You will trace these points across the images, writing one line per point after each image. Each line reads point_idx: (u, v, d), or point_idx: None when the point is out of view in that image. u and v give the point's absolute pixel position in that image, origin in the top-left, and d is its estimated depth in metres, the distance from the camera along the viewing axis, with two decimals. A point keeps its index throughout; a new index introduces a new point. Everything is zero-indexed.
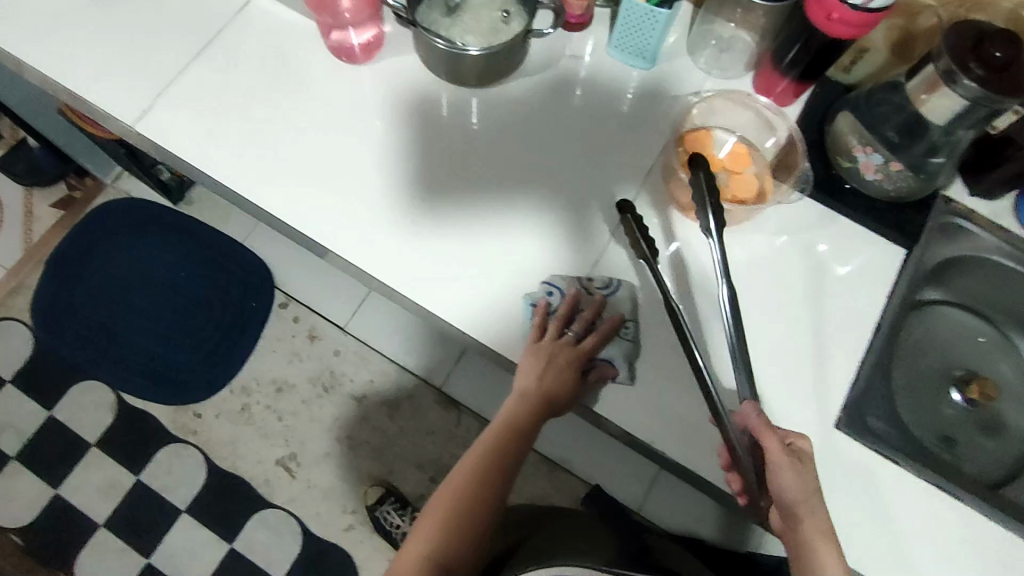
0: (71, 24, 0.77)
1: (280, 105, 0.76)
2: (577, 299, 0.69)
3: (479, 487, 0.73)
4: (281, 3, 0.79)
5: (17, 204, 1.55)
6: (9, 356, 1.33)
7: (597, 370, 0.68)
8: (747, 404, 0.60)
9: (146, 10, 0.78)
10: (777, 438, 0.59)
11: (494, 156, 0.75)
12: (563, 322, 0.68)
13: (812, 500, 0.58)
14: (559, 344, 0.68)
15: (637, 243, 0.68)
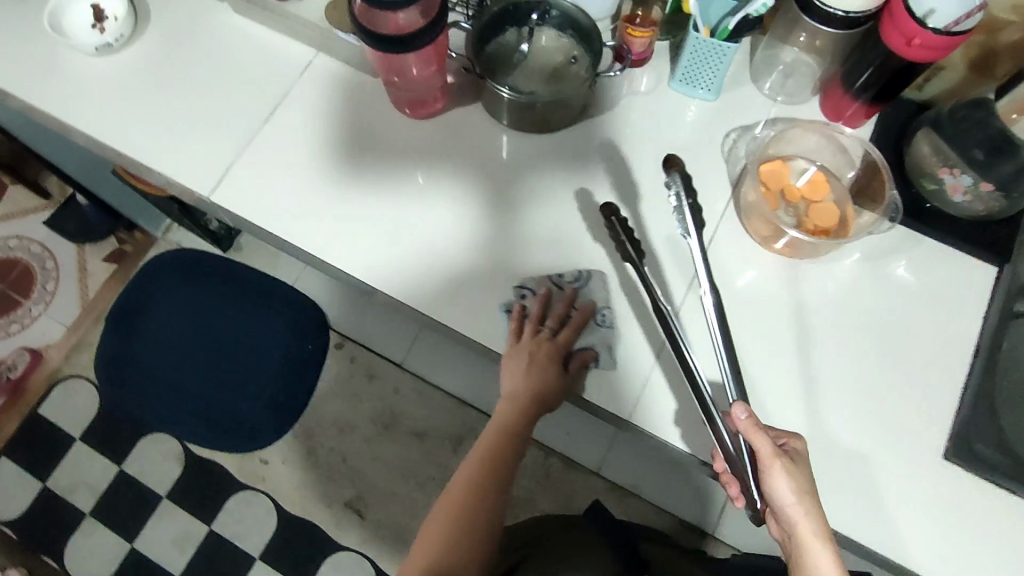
0: (142, 100, 0.78)
1: (350, 164, 0.76)
2: (549, 296, 0.71)
3: (476, 501, 0.73)
4: (345, 62, 0.80)
5: (72, 262, 1.59)
6: (78, 414, 1.36)
7: (576, 357, 0.69)
8: (737, 405, 0.59)
9: (213, 80, 0.79)
10: (766, 437, 0.59)
11: (465, 158, 0.77)
12: (536, 320, 0.70)
13: (804, 498, 0.59)
14: (537, 340, 0.69)
15: (621, 246, 0.67)
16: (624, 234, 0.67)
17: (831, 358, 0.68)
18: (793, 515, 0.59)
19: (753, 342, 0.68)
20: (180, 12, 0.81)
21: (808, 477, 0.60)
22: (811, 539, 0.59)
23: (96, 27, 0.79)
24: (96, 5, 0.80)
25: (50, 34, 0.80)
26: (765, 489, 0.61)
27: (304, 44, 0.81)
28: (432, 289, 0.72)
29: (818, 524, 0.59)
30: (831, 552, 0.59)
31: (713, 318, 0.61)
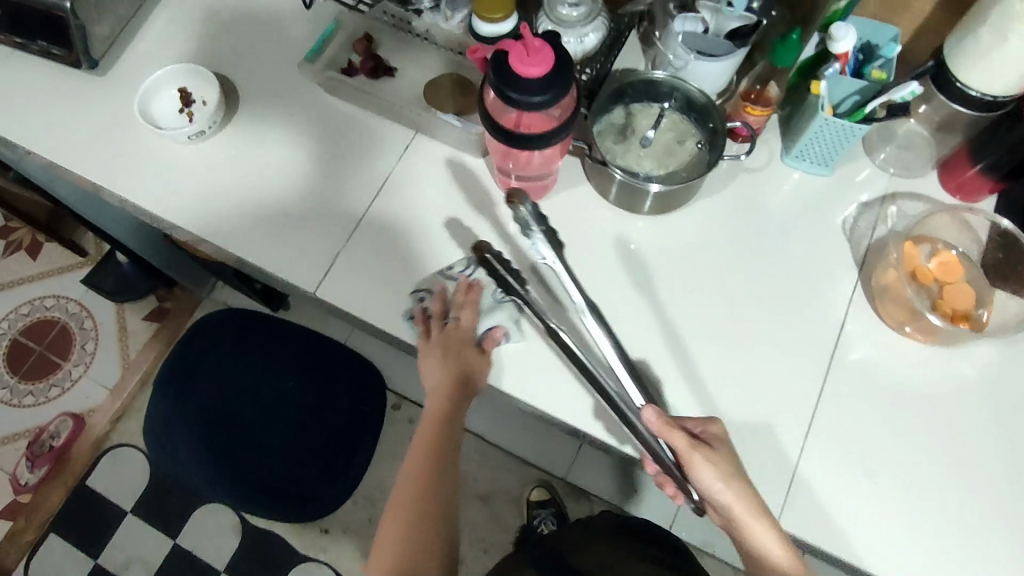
0: (231, 187, 0.75)
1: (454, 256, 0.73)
2: (446, 291, 0.70)
3: (421, 516, 0.66)
4: (444, 141, 0.77)
5: (112, 322, 1.56)
6: (129, 484, 1.32)
7: (486, 339, 0.68)
8: (647, 407, 0.58)
9: (306, 165, 0.76)
10: (681, 433, 0.58)
11: (420, 173, 0.76)
12: (441, 317, 0.69)
13: (730, 485, 0.59)
14: (444, 335, 0.68)
15: (504, 280, 0.65)
16: (502, 269, 0.65)
17: (809, 370, 0.68)
18: (726, 502, 0.59)
19: (828, 409, 0.66)
20: (269, 95, 0.79)
21: (731, 462, 0.60)
22: (748, 520, 0.59)
23: (184, 111, 0.77)
24: (183, 87, 0.78)
25: (138, 124, 0.78)
26: (693, 480, 0.61)
27: (398, 124, 0.78)
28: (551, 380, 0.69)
29: (751, 503, 0.59)
30: (770, 526, 0.60)
31: (595, 331, 0.65)
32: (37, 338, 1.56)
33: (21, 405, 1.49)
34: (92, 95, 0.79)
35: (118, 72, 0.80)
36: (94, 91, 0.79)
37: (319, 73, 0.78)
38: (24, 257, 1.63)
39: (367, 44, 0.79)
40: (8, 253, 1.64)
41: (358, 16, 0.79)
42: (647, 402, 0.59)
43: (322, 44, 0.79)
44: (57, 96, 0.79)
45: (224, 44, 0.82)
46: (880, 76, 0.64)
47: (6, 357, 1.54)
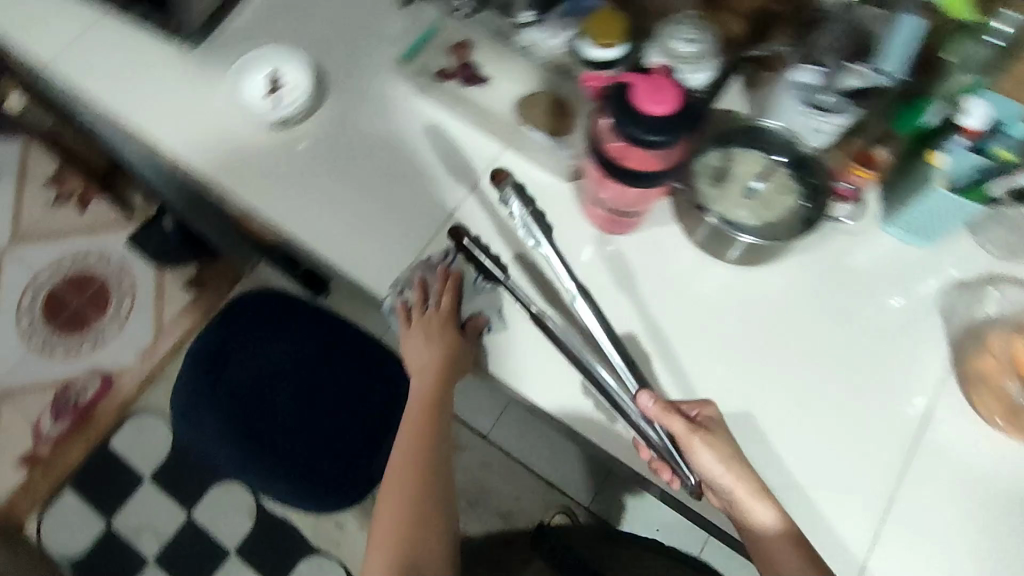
0: (312, 180, 0.74)
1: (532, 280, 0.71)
2: (427, 283, 0.71)
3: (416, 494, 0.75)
4: (532, 160, 0.73)
5: (150, 285, 1.56)
6: (149, 451, 1.31)
7: (470, 324, 0.70)
8: (643, 394, 0.61)
9: (389, 166, 0.75)
10: (678, 417, 0.61)
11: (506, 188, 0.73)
12: (421, 305, 0.70)
13: (732, 468, 0.60)
14: (426, 320, 0.70)
15: (483, 263, 0.69)
16: (479, 253, 0.69)
17: (791, 381, 0.67)
18: (728, 486, 0.60)
19: (905, 495, 0.64)
20: (358, 89, 0.78)
21: (730, 445, 0.61)
22: (749, 500, 0.60)
23: (269, 94, 0.75)
24: (274, 71, 0.76)
25: (227, 103, 0.77)
26: (693, 468, 0.62)
27: (485, 136, 0.75)
28: (613, 420, 0.67)
29: (753, 485, 0.60)
30: (774, 510, 0.60)
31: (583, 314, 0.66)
32: (75, 292, 1.56)
33: (53, 356, 1.50)
34: (181, 68, 0.78)
35: (209, 49, 0.79)
36: (183, 65, 0.78)
37: (414, 76, 0.77)
38: (72, 209, 1.64)
39: (466, 51, 0.77)
40: (58, 204, 1.65)
41: (461, 22, 0.77)
42: (639, 389, 0.63)
43: (423, 45, 0.78)
44: (148, 67, 0.78)
45: (319, 29, 0.80)
46: (1006, 157, 0.61)
47: (43, 307, 1.55)
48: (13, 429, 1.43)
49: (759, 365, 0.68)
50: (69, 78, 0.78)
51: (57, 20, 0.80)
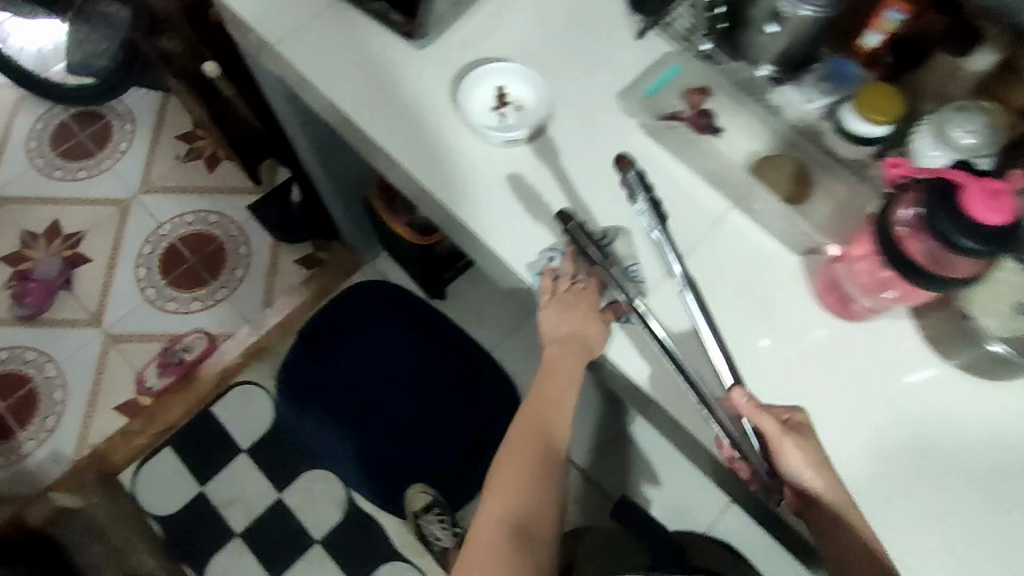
0: (525, 205, 0.71)
1: (748, 354, 0.67)
2: (579, 255, 0.68)
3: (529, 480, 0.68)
4: (760, 225, 0.70)
5: (265, 255, 1.57)
6: (249, 424, 1.33)
7: (608, 307, 0.67)
8: (735, 390, 0.61)
9: (608, 204, 0.71)
10: (768, 417, 0.61)
11: (731, 250, 0.69)
12: (571, 277, 0.68)
13: (819, 471, 0.61)
14: (569, 291, 0.67)
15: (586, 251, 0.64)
16: (585, 240, 0.63)
17: (931, 444, 0.65)
18: (812, 487, 0.61)
19: None
20: (582, 118, 0.74)
21: (818, 449, 0.62)
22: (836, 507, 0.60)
23: (496, 109, 0.73)
24: (501, 86, 0.74)
25: (449, 112, 0.75)
26: (780, 474, 0.62)
27: (717, 192, 0.71)
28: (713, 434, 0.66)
29: (840, 495, 0.61)
30: (860, 523, 0.60)
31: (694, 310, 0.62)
32: (192, 249, 1.59)
33: (164, 309, 1.53)
34: (408, 68, 0.76)
35: (436, 51, 0.76)
36: (408, 66, 0.76)
37: (644, 115, 0.73)
38: (202, 167, 1.67)
39: (702, 97, 0.73)
40: (188, 159, 1.68)
41: (704, 68, 0.73)
42: (733, 383, 0.62)
43: (661, 87, 0.74)
44: (370, 62, 0.76)
45: (551, 48, 0.77)
46: None
47: (162, 259, 1.58)
48: (118, 375, 1.46)
49: (884, 405, 0.66)
50: (290, 59, 0.77)
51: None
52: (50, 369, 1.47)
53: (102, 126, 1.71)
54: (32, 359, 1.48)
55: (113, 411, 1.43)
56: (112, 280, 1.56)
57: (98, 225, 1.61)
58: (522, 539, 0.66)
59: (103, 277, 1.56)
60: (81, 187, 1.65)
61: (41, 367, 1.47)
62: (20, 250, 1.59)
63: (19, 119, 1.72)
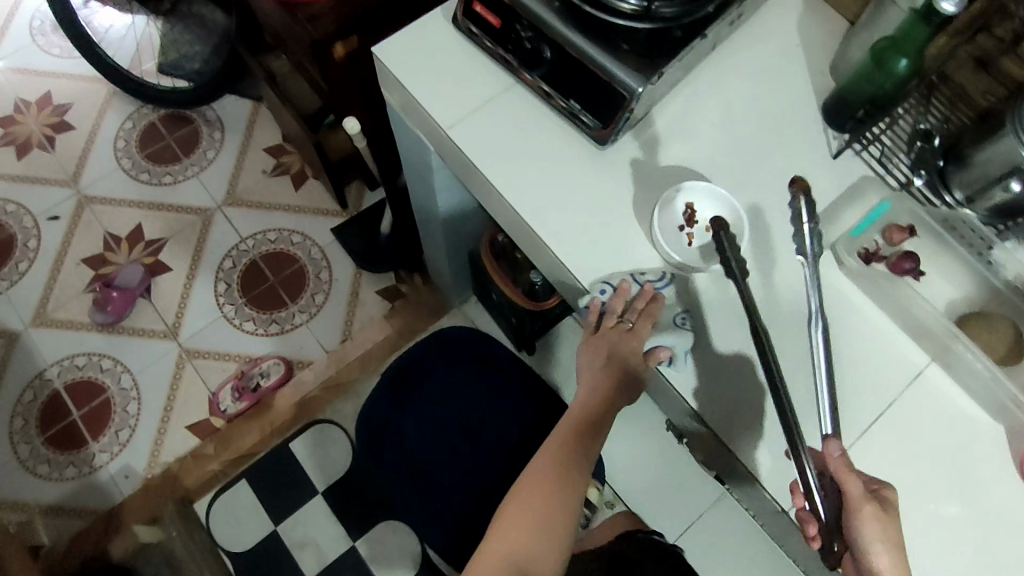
0: (709, 332, 0.67)
1: (949, 534, 0.61)
2: (629, 293, 0.68)
3: (539, 521, 0.72)
4: (960, 388, 0.65)
5: (347, 283, 1.54)
6: (328, 465, 1.36)
7: (650, 352, 0.67)
8: (832, 441, 0.57)
9: (801, 343, 0.65)
10: (858, 481, 0.57)
11: (928, 411, 0.64)
12: (617, 314, 0.69)
13: (893, 553, 0.56)
14: (616, 330, 0.70)
15: (726, 262, 0.64)
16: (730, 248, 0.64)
17: None
18: (879, 564, 0.56)
19: None
20: (773, 244, 0.69)
21: (899, 529, 0.57)
22: None
23: (685, 230, 0.68)
24: (690, 203, 0.69)
25: (629, 222, 0.70)
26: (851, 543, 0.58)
27: (916, 344, 0.66)
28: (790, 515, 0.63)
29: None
30: None
31: (817, 348, 0.60)
32: (273, 269, 1.56)
33: (241, 328, 1.50)
34: (590, 168, 0.71)
35: (621, 152, 0.72)
36: (589, 165, 0.72)
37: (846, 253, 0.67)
38: (288, 183, 1.64)
39: (908, 235, 0.66)
40: (274, 174, 1.65)
41: (917, 207, 0.67)
42: (830, 434, 0.58)
43: (865, 224, 0.68)
44: (548, 157, 0.72)
45: (739, 162, 0.72)
46: None
47: (242, 275, 1.55)
48: (191, 394, 1.44)
49: None
50: (461, 143, 0.72)
51: (459, 74, 0.74)
52: (125, 380, 1.45)
53: (190, 132, 1.69)
54: (108, 369, 1.46)
55: (184, 430, 1.41)
56: (191, 292, 1.53)
57: (179, 234, 1.59)
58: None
59: (182, 289, 1.54)
60: (166, 192, 1.63)
61: (116, 377, 1.46)
62: (102, 253, 1.57)
63: (108, 116, 1.71)
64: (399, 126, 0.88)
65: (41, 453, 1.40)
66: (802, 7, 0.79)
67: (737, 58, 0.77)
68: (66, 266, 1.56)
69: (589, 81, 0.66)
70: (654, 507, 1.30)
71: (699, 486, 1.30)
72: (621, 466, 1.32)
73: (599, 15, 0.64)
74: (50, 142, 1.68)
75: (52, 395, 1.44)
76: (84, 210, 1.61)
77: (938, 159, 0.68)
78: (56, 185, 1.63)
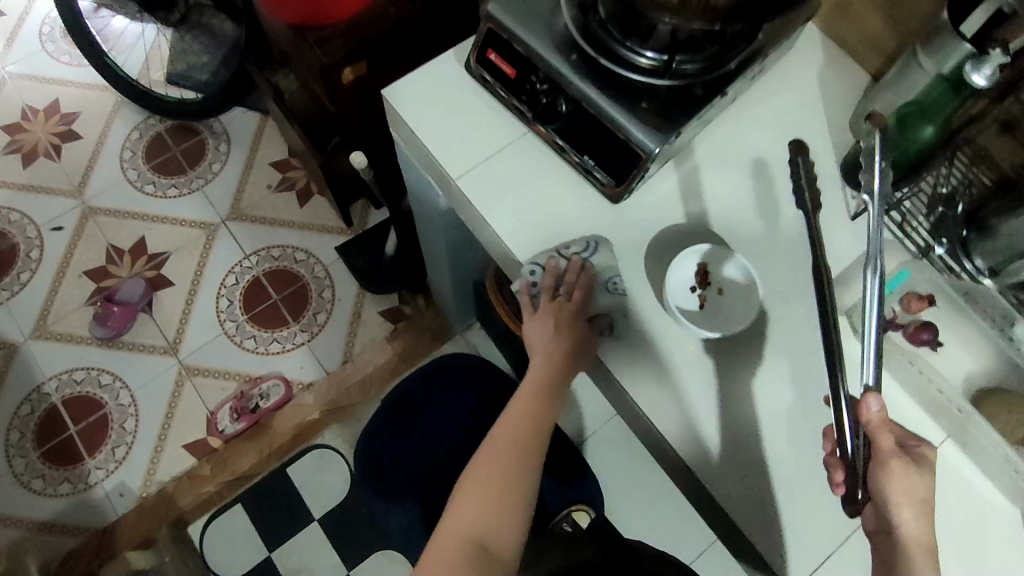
0: (716, 399, 0.65)
1: None
2: (557, 269, 0.68)
3: (497, 499, 0.72)
4: (979, 468, 0.63)
5: (349, 303, 1.52)
6: (325, 491, 1.36)
7: (593, 324, 0.69)
8: (871, 397, 0.53)
9: (812, 419, 0.65)
10: (890, 435, 0.55)
11: (944, 491, 0.62)
12: (550, 291, 0.69)
13: (915, 505, 0.55)
14: (554, 307, 0.69)
15: (799, 188, 0.64)
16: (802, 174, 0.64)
17: None
18: (899, 518, 0.55)
19: None
20: (782, 311, 0.68)
21: (924, 485, 0.56)
22: (916, 551, 0.55)
23: (697, 292, 0.67)
24: (705, 264, 0.67)
25: (640, 284, 0.68)
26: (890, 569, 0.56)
27: (932, 420, 0.64)
28: None
29: (926, 535, 0.56)
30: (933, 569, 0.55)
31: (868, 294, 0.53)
32: (277, 286, 1.54)
33: (243, 346, 1.49)
34: (600, 223, 0.70)
35: (634, 206, 0.71)
36: (601, 219, 0.70)
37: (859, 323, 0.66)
38: (293, 199, 1.62)
39: (926, 305, 0.64)
40: (279, 190, 1.63)
41: (936, 276, 0.65)
42: (871, 386, 0.53)
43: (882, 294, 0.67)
44: (557, 210, 0.70)
45: (750, 223, 0.71)
46: None
47: (244, 292, 1.54)
48: (188, 413, 1.43)
49: None
50: (469, 194, 0.70)
51: (472, 120, 0.73)
52: (123, 397, 1.44)
53: (196, 144, 1.68)
54: (107, 385, 1.45)
55: (181, 449, 1.40)
56: (192, 308, 1.52)
57: (182, 248, 1.58)
58: (478, 561, 0.70)
59: (183, 304, 1.52)
60: (170, 206, 1.62)
61: (114, 393, 1.44)
62: (104, 266, 1.56)
63: (115, 126, 1.70)
64: (408, 164, 0.87)
65: (36, 468, 1.39)
66: (822, 59, 0.78)
67: (754, 111, 0.76)
68: (68, 278, 1.55)
69: (605, 139, 0.65)
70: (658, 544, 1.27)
71: (700, 523, 1.28)
72: (625, 500, 1.29)
73: (617, 71, 0.64)
74: (56, 151, 1.67)
75: (49, 410, 1.43)
76: (88, 221, 1.60)
77: (961, 228, 0.65)
78: (60, 195, 1.62)
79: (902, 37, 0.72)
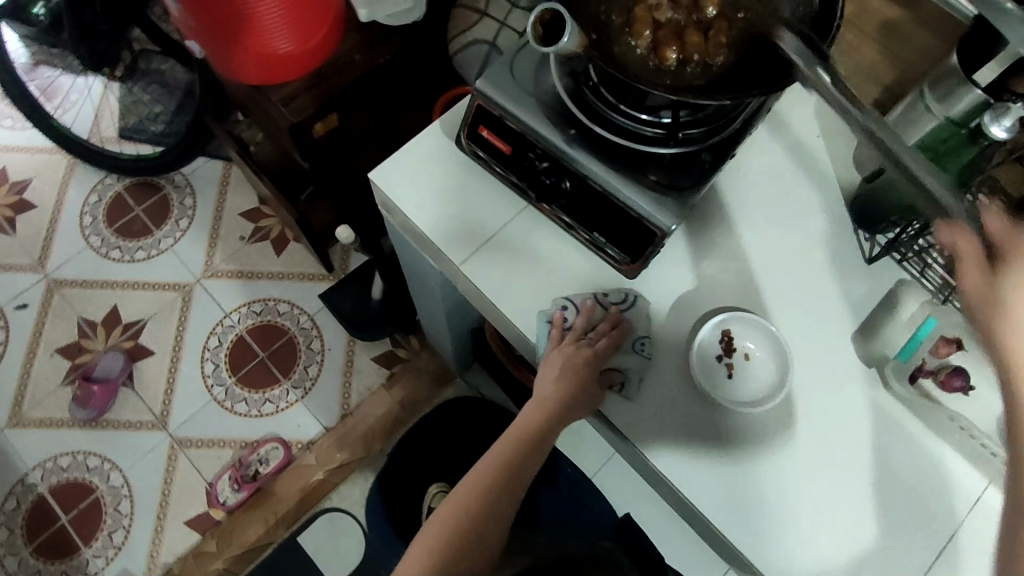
0: (758, 469, 0.63)
1: None
2: (593, 313, 0.66)
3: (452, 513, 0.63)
4: None
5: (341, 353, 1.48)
6: (339, 554, 1.33)
7: (606, 376, 0.65)
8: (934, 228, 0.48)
9: (856, 478, 0.63)
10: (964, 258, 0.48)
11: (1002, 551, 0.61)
12: (580, 332, 0.65)
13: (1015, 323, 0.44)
14: (581, 348, 0.64)
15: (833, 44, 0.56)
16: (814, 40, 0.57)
17: None
18: None
19: None
20: (809, 370, 0.66)
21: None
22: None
23: (725, 361, 0.65)
24: (728, 330, 0.65)
25: (674, 358, 0.66)
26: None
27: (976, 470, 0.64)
28: None
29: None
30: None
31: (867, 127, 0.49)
32: (263, 343, 1.48)
33: (234, 410, 1.43)
34: (619, 296, 0.67)
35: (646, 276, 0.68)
36: (617, 294, 0.67)
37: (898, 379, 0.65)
38: (269, 249, 1.56)
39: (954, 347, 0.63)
40: (253, 241, 1.57)
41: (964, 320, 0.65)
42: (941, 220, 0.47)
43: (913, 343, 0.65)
44: (568, 288, 0.67)
45: (764, 281, 0.69)
46: None
47: (230, 352, 1.48)
48: (185, 488, 1.37)
49: None
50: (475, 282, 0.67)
51: (469, 198, 0.69)
52: (114, 478, 1.38)
53: (160, 200, 1.60)
54: (95, 467, 1.38)
55: (183, 526, 1.34)
56: (176, 376, 1.46)
57: (158, 313, 1.51)
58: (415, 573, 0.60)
59: (167, 372, 1.46)
60: (140, 269, 1.54)
61: (105, 475, 1.38)
62: (77, 341, 1.49)
63: (71, 189, 1.61)
64: (400, 236, 0.82)
65: (31, 565, 1.32)
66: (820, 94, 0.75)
67: (756, 157, 0.73)
68: (40, 358, 1.47)
69: (614, 218, 0.62)
70: (688, 569, 1.26)
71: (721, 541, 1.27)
72: (650, 528, 1.28)
73: (624, 145, 0.60)
74: (10, 225, 1.58)
75: (37, 501, 1.36)
76: (53, 296, 1.52)
77: None
78: (21, 271, 1.54)
79: (902, 70, 0.70)
